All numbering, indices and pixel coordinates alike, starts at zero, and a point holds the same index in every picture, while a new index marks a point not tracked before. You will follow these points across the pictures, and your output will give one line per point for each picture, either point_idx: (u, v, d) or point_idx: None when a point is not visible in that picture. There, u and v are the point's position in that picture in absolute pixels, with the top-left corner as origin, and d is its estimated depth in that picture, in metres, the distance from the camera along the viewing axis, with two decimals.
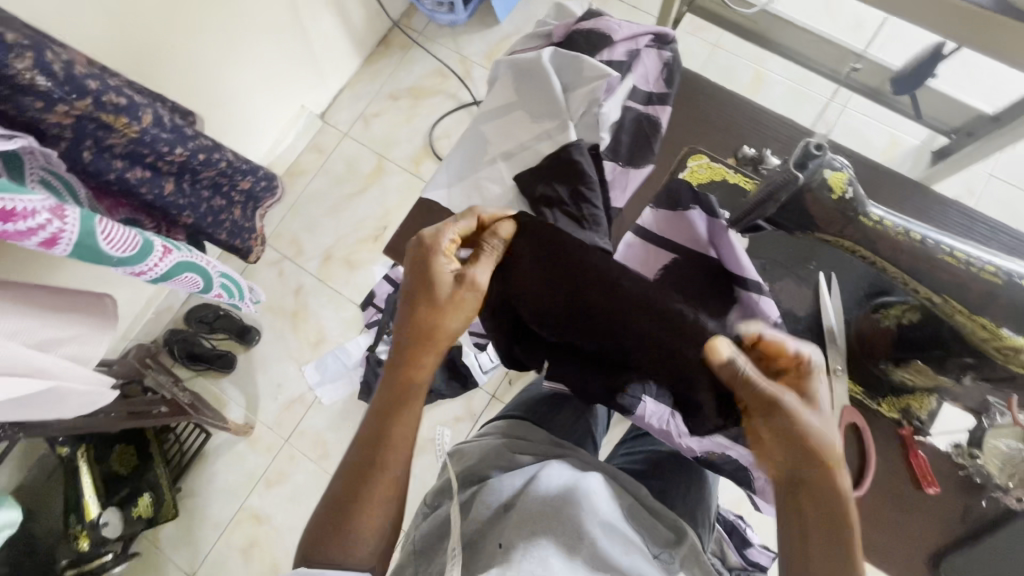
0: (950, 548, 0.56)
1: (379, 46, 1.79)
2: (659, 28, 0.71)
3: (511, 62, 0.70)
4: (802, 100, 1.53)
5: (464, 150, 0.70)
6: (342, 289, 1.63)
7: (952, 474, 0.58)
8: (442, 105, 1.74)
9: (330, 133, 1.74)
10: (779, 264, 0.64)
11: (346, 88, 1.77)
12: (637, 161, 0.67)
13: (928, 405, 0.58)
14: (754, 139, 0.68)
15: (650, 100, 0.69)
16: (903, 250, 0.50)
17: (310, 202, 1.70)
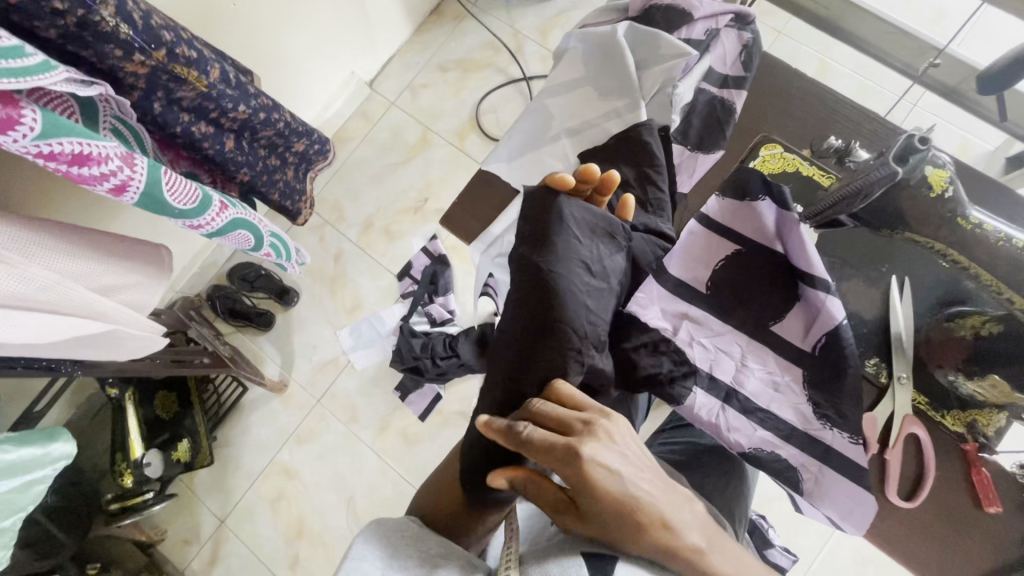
0: (1006, 569, 0.54)
1: (431, 15, 1.77)
2: (741, 8, 0.68)
3: (583, 36, 0.68)
4: (870, 95, 1.46)
5: (528, 124, 0.69)
6: (380, 258, 1.65)
7: (1015, 495, 0.55)
8: (491, 79, 1.71)
9: (378, 101, 1.74)
10: (851, 263, 0.61)
11: (396, 56, 1.76)
12: (706, 147, 0.65)
13: (996, 423, 0.56)
14: (832, 131, 0.65)
15: (725, 83, 0.66)
16: (998, 256, 0.49)
17: (354, 169, 1.71)
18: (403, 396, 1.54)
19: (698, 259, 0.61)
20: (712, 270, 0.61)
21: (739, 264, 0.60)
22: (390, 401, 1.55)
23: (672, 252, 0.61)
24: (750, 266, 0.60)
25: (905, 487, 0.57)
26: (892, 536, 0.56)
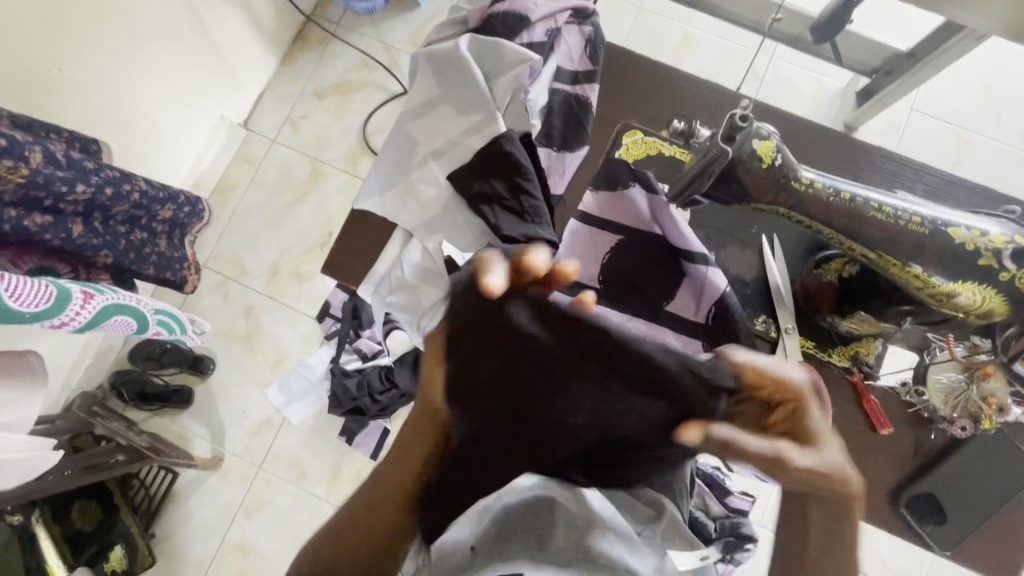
0: (906, 482, 0.59)
1: (295, 42, 1.69)
2: (576, 3, 0.69)
3: (428, 54, 0.66)
4: (731, 55, 1.55)
5: (392, 153, 0.67)
6: (295, 303, 1.57)
7: (904, 414, 0.60)
8: (372, 98, 1.66)
9: (257, 141, 1.65)
10: (720, 232, 0.64)
11: (267, 91, 1.67)
12: (571, 146, 0.66)
13: (874, 349, 0.61)
14: (683, 107, 0.67)
15: (576, 80, 0.67)
16: (836, 212, 0.47)
17: (247, 216, 1.61)
18: (350, 440, 1.48)
19: (581, 257, 0.61)
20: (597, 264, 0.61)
21: (621, 252, 0.60)
22: (337, 449, 1.48)
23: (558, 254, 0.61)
24: (631, 252, 0.60)
25: None
26: None
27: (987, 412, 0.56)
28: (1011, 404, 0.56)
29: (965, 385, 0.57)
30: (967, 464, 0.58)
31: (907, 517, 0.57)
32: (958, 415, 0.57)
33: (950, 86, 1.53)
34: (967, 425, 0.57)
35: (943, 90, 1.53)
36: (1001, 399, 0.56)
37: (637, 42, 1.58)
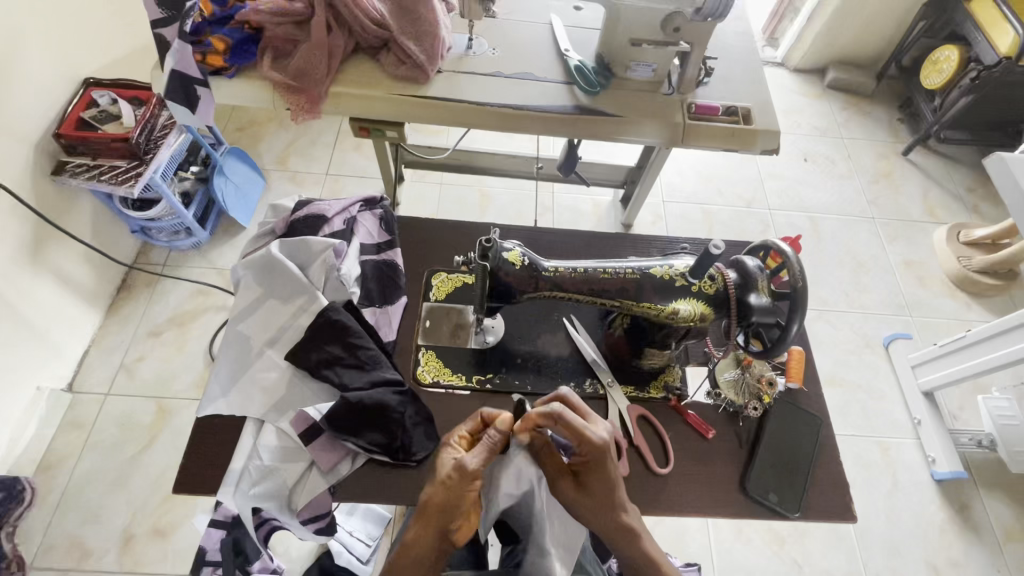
0: (745, 471, 0.69)
1: (119, 292, 1.69)
2: (364, 195, 0.86)
3: (246, 263, 0.76)
4: (521, 199, 1.91)
5: (228, 354, 0.71)
6: (159, 568, 1.33)
7: (717, 416, 0.73)
8: (213, 320, 1.68)
9: (87, 400, 1.52)
10: (530, 327, 0.78)
11: (93, 346, 1.60)
12: (390, 298, 0.78)
13: (675, 375, 0.75)
14: (469, 246, 0.85)
15: (380, 249, 0.81)
16: (578, 282, 0.62)
17: (83, 487, 1.41)
18: None
19: (432, 371, 0.74)
20: (444, 376, 0.73)
21: (449, 359, 0.75)
22: None
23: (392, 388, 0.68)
24: (460, 356, 0.75)
25: (659, 457, 0.70)
26: (675, 501, 0.67)
27: (764, 389, 0.72)
28: (775, 377, 0.73)
29: (741, 375, 0.73)
30: (778, 436, 0.71)
31: (758, 499, 0.67)
32: (749, 399, 0.72)
33: (679, 179, 2.06)
34: (758, 405, 0.72)
35: (676, 181, 2.06)
36: (767, 375, 0.73)
37: (446, 209, 1.89)
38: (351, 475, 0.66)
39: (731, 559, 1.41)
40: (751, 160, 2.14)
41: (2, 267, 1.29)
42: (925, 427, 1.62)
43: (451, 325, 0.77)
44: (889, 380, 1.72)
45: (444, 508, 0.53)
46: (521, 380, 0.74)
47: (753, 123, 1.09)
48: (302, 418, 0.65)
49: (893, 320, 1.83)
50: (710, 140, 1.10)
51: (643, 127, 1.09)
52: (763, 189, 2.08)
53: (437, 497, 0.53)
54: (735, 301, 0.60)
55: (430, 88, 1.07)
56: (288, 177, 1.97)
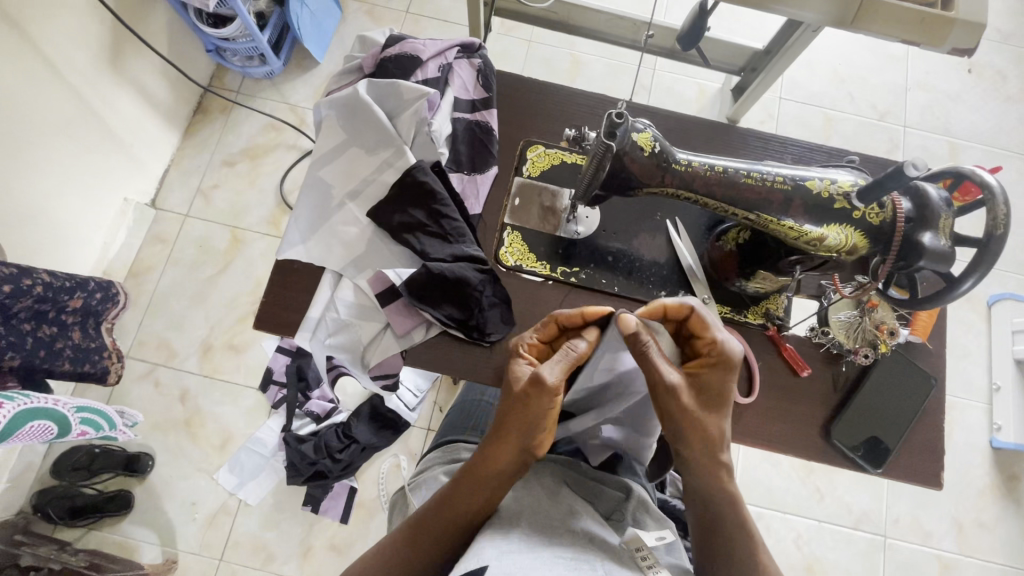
0: (834, 417, 0.64)
1: (195, 114, 1.67)
2: (462, 39, 0.74)
3: (330, 103, 0.69)
4: (618, 73, 1.69)
5: (308, 200, 0.67)
6: (233, 378, 1.49)
7: (816, 355, 0.66)
8: (284, 158, 1.66)
9: (169, 218, 1.59)
10: (627, 224, 0.70)
11: (172, 167, 1.63)
12: (480, 166, 0.70)
13: (781, 304, 0.67)
14: (573, 119, 0.74)
15: (474, 108, 0.71)
16: (712, 183, 0.53)
17: (168, 296, 1.54)
18: (315, 509, 1.40)
19: (516, 254, 0.68)
20: (526, 260, 0.68)
21: (536, 243, 0.69)
22: (302, 521, 1.40)
23: (474, 262, 0.64)
24: (547, 243, 0.69)
25: (744, 386, 0.65)
26: (749, 431, 0.64)
27: (882, 337, 0.64)
28: (898, 327, 0.64)
29: (859, 318, 0.64)
30: (880, 389, 0.64)
31: (840, 447, 0.63)
32: (860, 345, 0.64)
33: (806, 73, 1.75)
34: (869, 353, 0.64)
35: (802, 75, 1.75)
36: (891, 323, 0.64)
37: (531, 73, 1.70)
38: (423, 344, 0.64)
39: (756, 477, 1.45)
40: (903, 62, 1.77)
41: (85, 70, 1.27)
42: (1002, 395, 1.51)
43: (543, 207, 0.70)
44: (980, 341, 1.57)
45: (525, 424, 0.55)
46: (608, 280, 0.68)
47: (954, 8, 0.85)
48: (381, 280, 0.63)
49: (1010, 279, 1.62)
50: (887, 27, 0.88)
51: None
52: (906, 100, 1.75)
53: (517, 413, 0.55)
54: (901, 238, 0.49)
55: None
56: (366, 10, 1.79)
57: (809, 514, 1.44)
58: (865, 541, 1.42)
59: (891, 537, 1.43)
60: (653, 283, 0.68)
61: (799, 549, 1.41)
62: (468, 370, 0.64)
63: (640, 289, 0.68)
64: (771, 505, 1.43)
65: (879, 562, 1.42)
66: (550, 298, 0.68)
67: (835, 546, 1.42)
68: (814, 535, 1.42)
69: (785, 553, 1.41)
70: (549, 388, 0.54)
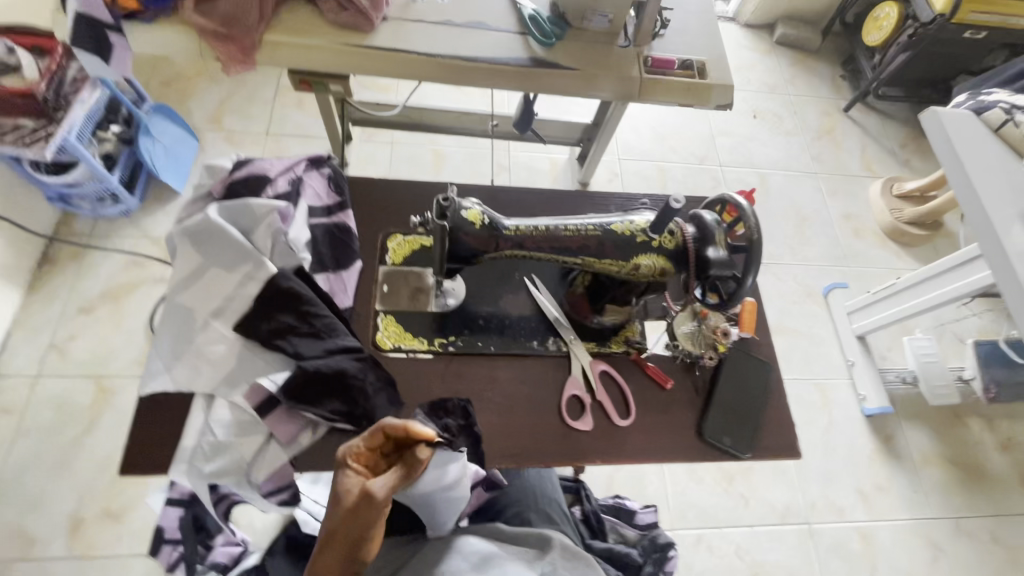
0: (702, 417, 0.73)
1: (41, 266, 1.55)
2: (309, 154, 0.80)
3: (180, 231, 0.70)
4: (478, 159, 1.86)
5: (169, 330, 0.66)
6: (114, 550, 1.29)
7: (676, 367, 0.76)
8: (152, 293, 1.57)
9: (14, 385, 1.41)
10: (491, 288, 0.77)
11: (16, 326, 1.47)
12: (345, 263, 0.74)
13: (636, 329, 0.77)
14: (426, 206, 0.82)
15: (330, 212, 0.77)
16: (541, 241, 0.62)
17: (21, 474, 1.32)
18: None
19: (394, 336, 0.72)
20: (404, 341, 0.72)
21: (410, 322, 0.73)
22: None
23: (353, 352, 0.66)
24: (421, 319, 0.73)
25: (621, 410, 0.72)
26: (635, 449, 0.70)
27: (719, 339, 0.75)
28: (729, 328, 0.76)
29: (697, 327, 0.75)
30: (731, 383, 0.75)
31: (713, 442, 0.71)
32: (705, 349, 0.75)
33: (633, 137, 2.06)
34: (713, 354, 0.75)
35: (631, 138, 2.06)
36: (722, 326, 0.75)
37: (398, 170, 1.82)
38: (313, 447, 0.64)
39: (687, 499, 1.51)
40: (703, 115, 2.16)
41: None
42: (858, 367, 1.75)
43: (412, 288, 0.75)
44: (827, 327, 1.84)
45: (352, 539, 0.48)
46: (484, 342, 0.74)
47: (708, 78, 1.09)
48: (258, 390, 0.62)
49: (832, 271, 1.94)
50: (666, 95, 1.09)
51: (601, 82, 1.06)
52: (715, 145, 2.11)
53: (343, 526, 0.48)
54: (694, 255, 0.61)
55: (375, 38, 1.00)
56: (225, 137, 1.83)
57: (742, 523, 1.51)
58: (795, 534, 1.51)
59: (814, 522, 1.54)
60: (524, 336, 0.75)
61: (743, 559, 1.46)
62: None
63: (513, 343, 0.74)
64: (707, 524, 1.49)
65: (811, 550, 1.51)
66: (433, 371, 0.71)
67: (771, 547, 1.49)
68: (751, 542, 1.49)
69: (731, 567, 1.45)
70: (379, 498, 0.49)
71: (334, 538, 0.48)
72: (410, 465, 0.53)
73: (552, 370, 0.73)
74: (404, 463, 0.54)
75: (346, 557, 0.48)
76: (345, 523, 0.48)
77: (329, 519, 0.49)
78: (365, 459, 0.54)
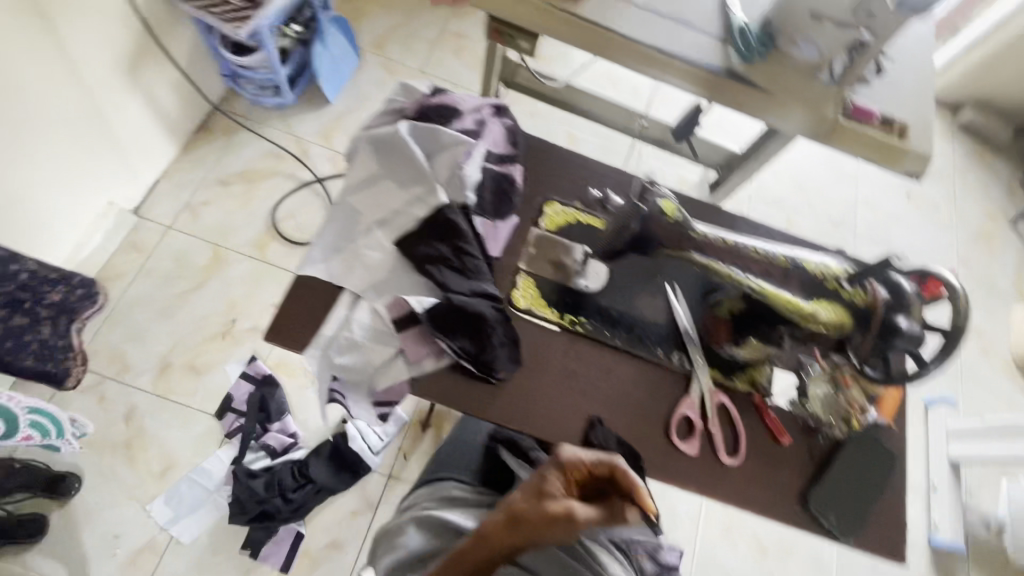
0: (810, 486, 0.69)
1: (198, 132, 1.68)
2: (496, 101, 0.81)
3: (369, 138, 0.73)
4: (610, 154, 1.83)
5: (335, 224, 0.70)
6: (188, 401, 1.40)
7: (796, 426, 0.71)
8: (282, 186, 1.67)
9: (149, 228, 1.55)
10: (632, 283, 0.75)
11: (165, 178, 1.61)
12: (503, 214, 0.74)
13: (765, 373, 0.73)
14: (589, 184, 0.81)
15: (502, 160, 0.77)
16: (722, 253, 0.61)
17: (133, 308, 1.46)
18: (253, 554, 1.29)
19: (528, 298, 0.72)
20: (536, 305, 0.72)
21: (547, 290, 0.73)
22: (238, 566, 1.28)
23: (493, 300, 0.67)
24: (556, 291, 0.73)
25: (729, 447, 0.69)
26: (732, 492, 0.67)
27: (854, 413, 0.70)
28: (867, 407, 0.71)
29: (834, 395, 0.70)
30: (851, 463, 0.69)
31: (814, 513, 0.67)
32: (834, 419, 0.70)
33: (772, 179, 1.95)
34: (841, 426, 0.70)
35: (769, 179, 1.95)
36: (861, 402, 0.70)
37: None
38: (431, 374, 0.65)
39: (713, 556, 1.45)
40: (853, 179, 2.01)
41: (102, 73, 1.28)
42: (940, 493, 1.60)
43: (557, 257, 0.75)
44: (918, 439, 1.68)
45: (540, 529, 0.57)
46: (611, 333, 0.72)
47: (907, 141, 1.00)
48: (400, 305, 0.65)
49: (943, 383, 1.77)
50: (854, 146, 1.02)
51: (791, 113, 1.01)
52: (855, 213, 1.96)
53: (541, 516, 0.57)
54: (880, 320, 0.57)
55: (582, 6, 0.99)
56: (383, 63, 1.90)
57: None
58: None
59: None
60: (651, 340, 0.73)
61: None
62: (517, 419, 0.66)
63: (639, 344, 0.72)
64: None
65: None
66: (555, 344, 0.71)
67: None
68: None
69: None
70: (576, 520, 0.56)
71: (528, 516, 0.57)
72: (613, 514, 0.57)
73: (670, 384, 0.71)
74: (608, 503, 0.58)
75: (528, 539, 0.57)
76: (543, 517, 0.57)
77: (533, 499, 0.59)
78: (579, 474, 0.61)
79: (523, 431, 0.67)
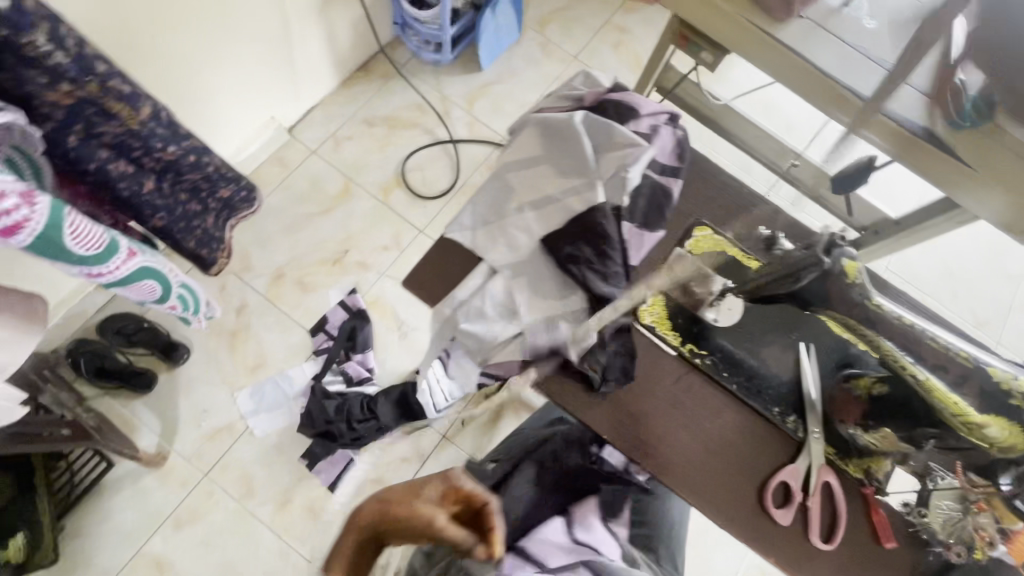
0: None
1: (358, 71, 1.78)
2: (672, 109, 0.78)
3: (543, 119, 0.74)
4: None
5: (489, 195, 0.72)
6: (290, 312, 1.52)
7: (905, 533, 0.65)
8: (418, 138, 1.74)
9: (296, 149, 1.68)
10: (765, 331, 0.71)
11: (320, 106, 1.73)
12: (651, 226, 0.73)
13: (885, 467, 0.66)
14: (744, 217, 0.77)
15: (664, 171, 0.75)
16: (897, 333, 0.55)
17: (266, 216, 1.60)
18: (310, 465, 1.39)
19: (654, 317, 0.71)
20: (660, 326, 0.70)
21: (674, 314, 0.71)
22: (295, 472, 1.39)
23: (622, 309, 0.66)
24: (683, 317, 0.71)
25: (823, 532, 0.65)
26: None
27: (981, 543, 0.62)
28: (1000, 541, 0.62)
29: (961, 515, 0.62)
30: None
31: None
32: (955, 541, 0.63)
33: (918, 255, 1.76)
34: (962, 552, 0.63)
35: (914, 255, 1.76)
36: (994, 535, 0.61)
37: None
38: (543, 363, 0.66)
39: None
40: (1015, 280, 1.77)
41: (300, 2, 1.38)
42: None
43: (694, 283, 0.72)
44: None
45: (393, 528, 0.49)
46: (729, 376, 0.69)
47: None
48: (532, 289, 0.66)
49: None
50: None
51: (988, 196, 0.91)
52: (1006, 319, 1.73)
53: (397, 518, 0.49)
54: None
55: (785, 30, 0.93)
56: (540, 42, 1.91)
57: None
58: None
59: None
60: (770, 397, 0.69)
61: None
62: (612, 431, 0.66)
63: (755, 396, 0.69)
64: None
65: None
66: (668, 371, 0.69)
67: None
68: None
69: None
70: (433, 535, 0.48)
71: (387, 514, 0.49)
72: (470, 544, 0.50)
73: (777, 446, 0.67)
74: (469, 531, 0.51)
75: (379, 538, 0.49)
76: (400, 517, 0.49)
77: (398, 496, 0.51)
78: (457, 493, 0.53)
79: (613, 445, 0.66)
